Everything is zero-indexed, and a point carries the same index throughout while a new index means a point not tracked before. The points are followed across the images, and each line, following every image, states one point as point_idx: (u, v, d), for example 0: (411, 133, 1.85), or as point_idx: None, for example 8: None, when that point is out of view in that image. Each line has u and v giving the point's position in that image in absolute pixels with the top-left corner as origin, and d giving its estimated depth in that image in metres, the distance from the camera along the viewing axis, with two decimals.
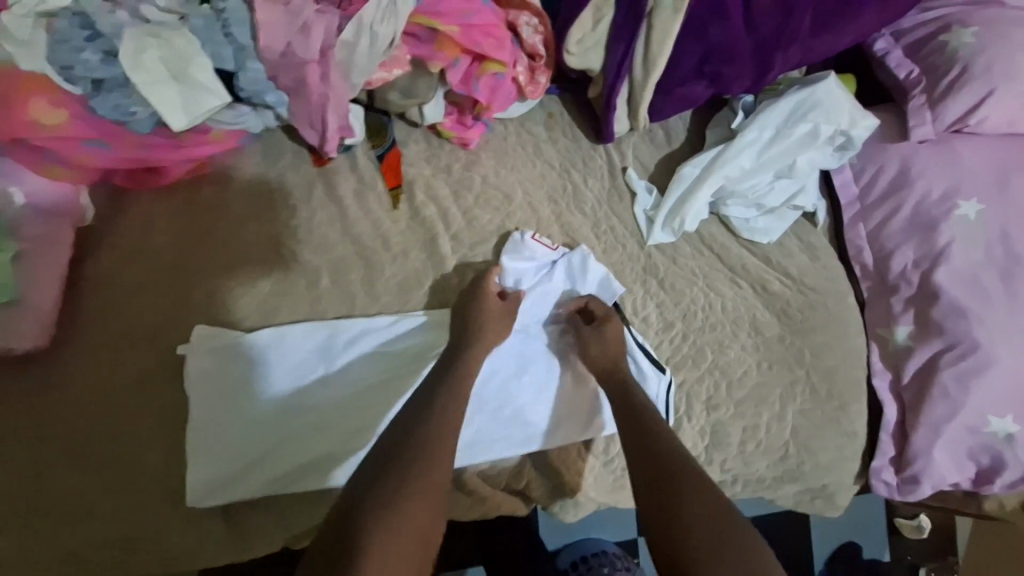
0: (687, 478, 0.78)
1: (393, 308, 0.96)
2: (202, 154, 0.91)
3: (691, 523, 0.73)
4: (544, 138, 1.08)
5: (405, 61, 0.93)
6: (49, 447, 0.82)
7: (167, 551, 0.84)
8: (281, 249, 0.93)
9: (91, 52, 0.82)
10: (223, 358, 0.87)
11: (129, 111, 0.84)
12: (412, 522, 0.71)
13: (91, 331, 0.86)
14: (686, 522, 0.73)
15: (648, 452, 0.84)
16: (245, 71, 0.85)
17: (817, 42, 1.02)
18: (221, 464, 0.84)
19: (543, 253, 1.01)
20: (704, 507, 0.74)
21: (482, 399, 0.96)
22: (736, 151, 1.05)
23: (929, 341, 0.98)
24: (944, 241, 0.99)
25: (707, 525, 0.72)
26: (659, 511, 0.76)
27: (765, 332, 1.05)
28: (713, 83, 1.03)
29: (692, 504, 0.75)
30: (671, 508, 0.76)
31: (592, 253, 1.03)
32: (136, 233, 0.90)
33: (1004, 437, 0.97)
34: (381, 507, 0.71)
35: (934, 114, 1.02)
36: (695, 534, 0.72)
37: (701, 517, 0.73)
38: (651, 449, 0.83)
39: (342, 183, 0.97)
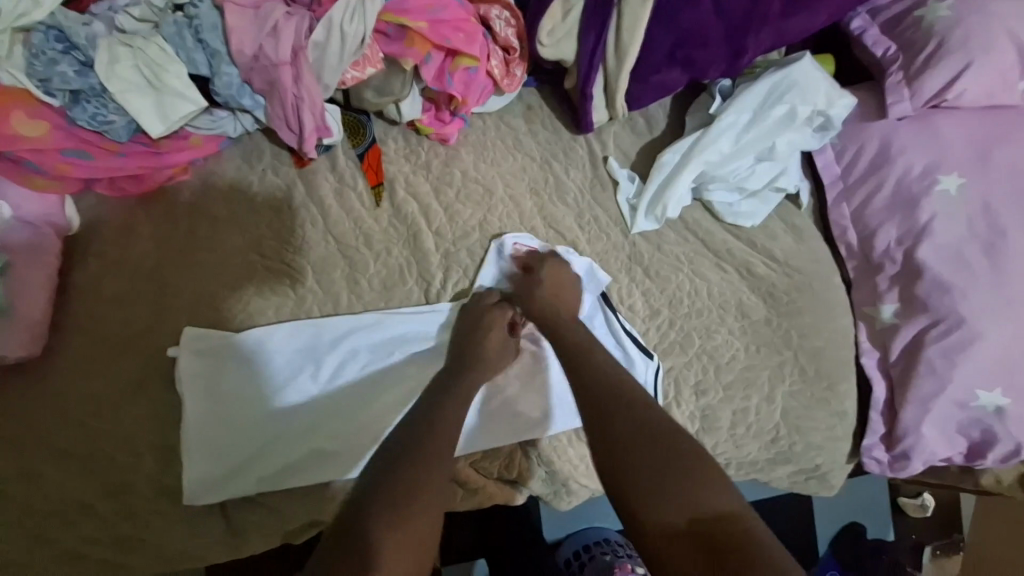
0: (630, 412, 0.79)
1: (379, 305, 0.97)
2: (182, 159, 0.92)
3: (635, 460, 0.74)
4: (524, 131, 1.08)
5: (377, 59, 0.93)
6: (45, 453, 0.83)
7: (165, 550, 0.86)
8: (266, 251, 0.94)
9: (67, 65, 0.83)
10: (212, 360, 0.88)
11: (108, 120, 0.85)
12: (415, 515, 0.74)
13: (81, 339, 0.87)
14: (630, 458, 0.75)
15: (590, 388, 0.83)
16: (220, 76, 0.86)
17: (790, 23, 1.02)
18: (214, 463, 0.86)
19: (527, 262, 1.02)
20: (648, 442, 0.76)
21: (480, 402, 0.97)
22: (715, 135, 1.05)
23: (915, 318, 0.97)
24: (926, 217, 0.98)
25: (650, 459, 0.74)
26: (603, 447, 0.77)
27: (751, 315, 1.05)
28: (688, 68, 1.03)
29: (634, 437, 0.76)
30: (613, 444, 0.76)
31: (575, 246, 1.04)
32: (122, 241, 0.91)
33: (995, 411, 0.96)
34: (389, 512, 0.74)
35: (912, 90, 1.02)
36: (638, 468, 0.74)
37: (645, 452, 0.75)
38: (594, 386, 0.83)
39: (324, 183, 0.98)
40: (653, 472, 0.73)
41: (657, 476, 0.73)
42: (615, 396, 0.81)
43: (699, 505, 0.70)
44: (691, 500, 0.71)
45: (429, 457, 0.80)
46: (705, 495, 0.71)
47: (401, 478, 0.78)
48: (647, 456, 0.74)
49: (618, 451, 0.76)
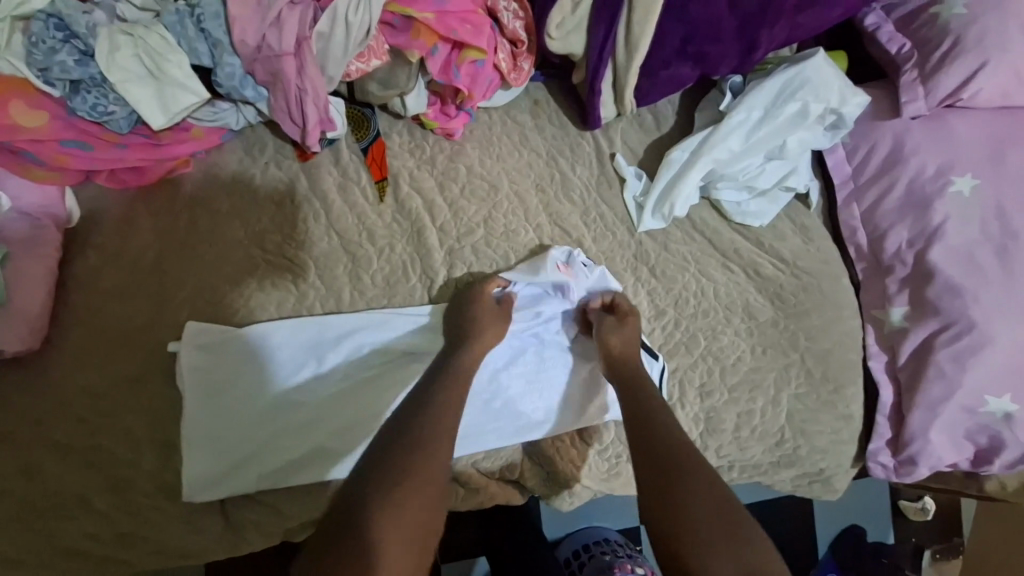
0: (691, 464, 0.79)
1: (381, 302, 0.95)
2: (183, 152, 0.91)
3: (697, 513, 0.74)
4: (530, 126, 1.07)
5: (382, 51, 0.91)
6: (44, 447, 0.82)
7: (163, 545, 0.85)
8: (268, 246, 0.93)
9: (67, 53, 0.80)
10: (214, 355, 0.87)
11: (108, 110, 0.83)
12: (414, 498, 0.74)
13: (81, 333, 0.86)
14: (690, 510, 0.74)
15: (648, 434, 0.83)
16: (222, 67, 0.84)
17: (804, 18, 1.00)
18: (216, 459, 0.85)
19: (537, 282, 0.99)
20: (710, 497, 0.75)
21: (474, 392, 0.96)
22: (725, 133, 1.03)
23: (925, 322, 0.96)
24: (939, 219, 0.97)
25: (711, 512, 0.73)
26: (661, 496, 0.76)
27: (758, 317, 1.04)
28: (699, 63, 1.01)
29: (693, 498, 0.75)
30: (674, 495, 0.76)
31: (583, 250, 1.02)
32: (122, 233, 0.90)
33: (1003, 417, 0.95)
34: (384, 496, 0.73)
35: (926, 89, 1.00)
36: (700, 522, 0.73)
37: (706, 506, 0.74)
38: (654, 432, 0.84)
39: (327, 177, 0.97)
40: (715, 528, 0.72)
41: (720, 532, 0.72)
42: (676, 445, 0.82)
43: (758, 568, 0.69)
44: (750, 562, 0.69)
45: (428, 449, 0.79)
46: (764, 558, 0.70)
47: (397, 463, 0.77)
48: (708, 510, 0.74)
49: (677, 502, 0.75)
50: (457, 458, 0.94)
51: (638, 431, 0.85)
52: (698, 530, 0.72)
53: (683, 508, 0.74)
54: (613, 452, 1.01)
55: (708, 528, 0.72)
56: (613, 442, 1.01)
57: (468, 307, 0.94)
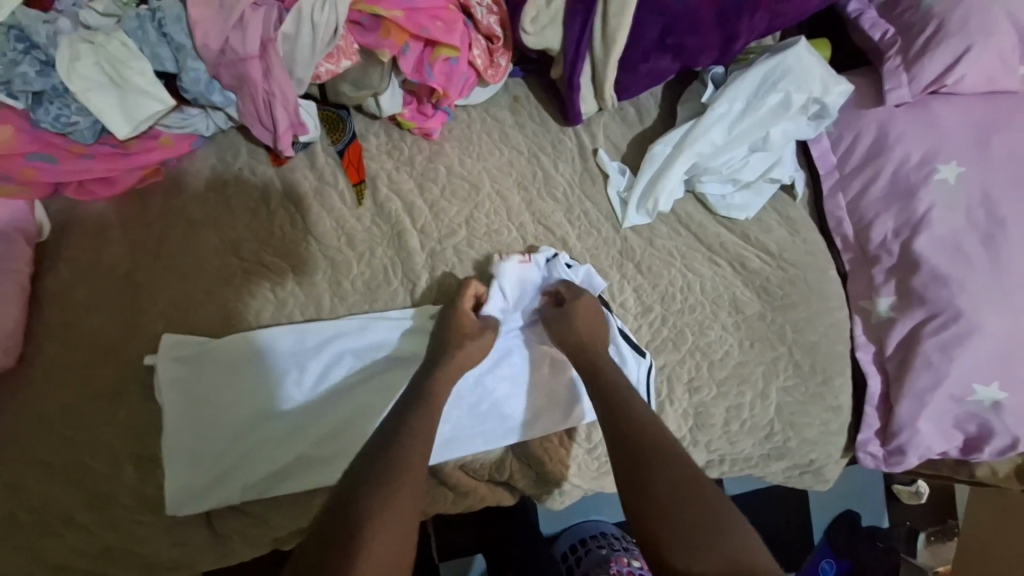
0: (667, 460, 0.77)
1: (362, 308, 0.94)
2: (153, 160, 0.89)
3: (675, 512, 0.72)
4: (510, 123, 1.05)
5: (352, 51, 0.89)
6: (23, 465, 0.81)
7: (147, 559, 0.84)
8: (244, 254, 0.91)
9: (28, 65, 0.77)
10: (193, 366, 0.86)
11: (71, 121, 0.80)
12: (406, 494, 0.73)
13: (55, 349, 0.85)
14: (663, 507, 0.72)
15: (624, 427, 0.82)
16: (186, 72, 0.81)
17: (784, 6, 0.98)
18: (197, 472, 0.84)
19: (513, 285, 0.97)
20: (687, 493, 0.74)
21: (460, 397, 0.94)
22: (708, 125, 1.01)
23: (912, 312, 0.95)
24: (924, 207, 0.96)
25: (693, 514, 0.71)
26: (637, 492, 0.75)
27: (745, 311, 1.03)
28: (679, 55, 0.99)
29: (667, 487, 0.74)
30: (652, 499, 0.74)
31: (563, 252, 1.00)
32: (94, 246, 0.88)
33: (991, 405, 0.95)
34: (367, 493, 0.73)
35: (910, 75, 0.98)
36: (681, 527, 0.71)
37: (683, 505, 0.72)
38: (629, 434, 0.81)
39: (303, 182, 0.95)
40: (693, 529, 0.70)
41: (699, 535, 0.70)
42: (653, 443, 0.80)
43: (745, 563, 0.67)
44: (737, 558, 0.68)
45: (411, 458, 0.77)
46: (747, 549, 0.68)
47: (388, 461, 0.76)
48: (685, 505, 0.72)
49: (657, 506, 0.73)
50: (443, 462, 0.93)
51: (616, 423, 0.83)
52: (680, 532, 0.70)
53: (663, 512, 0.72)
54: (602, 451, 1.01)
55: (690, 528, 0.70)
56: (601, 440, 1.00)
57: (447, 311, 0.92)
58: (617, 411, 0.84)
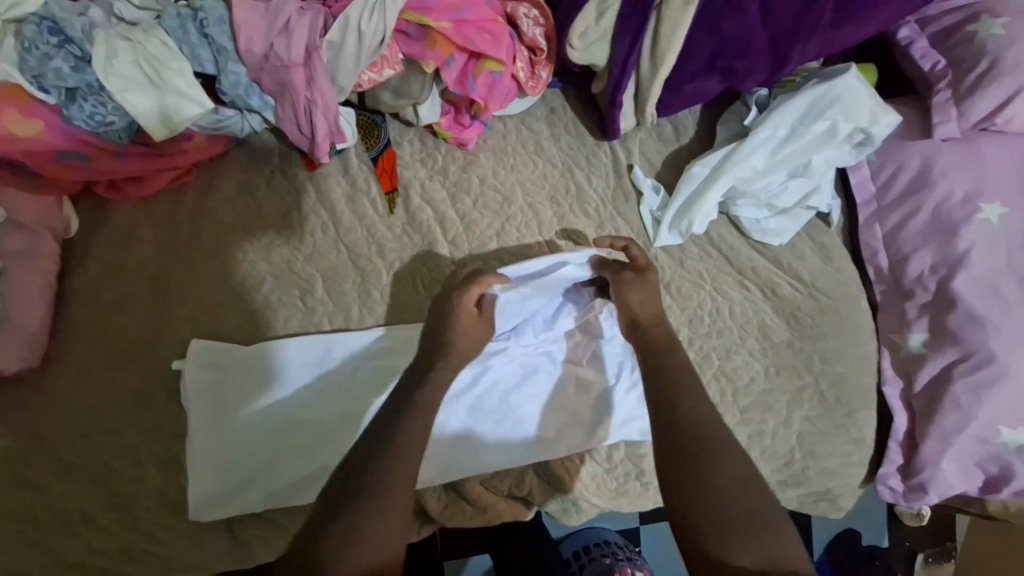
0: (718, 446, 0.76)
1: (390, 318, 0.93)
2: (183, 162, 0.87)
3: (711, 495, 0.72)
4: (546, 135, 1.03)
5: (396, 60, 0.87)
6: (44, 464, 0.80)
7: (169, 562, 0.83)
8: (273, 258, 0.90)
9: (62, 60, 0.75)
10: (219, 374, 0.85)
11: (106, 120, 0.78)
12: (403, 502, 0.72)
13: (80, 350, 0.83)
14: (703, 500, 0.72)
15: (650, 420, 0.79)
16: (226, 75, 0.79)
17: (837, 34, 0.96)
18: (221, 478, 0.83)
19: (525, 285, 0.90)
20: (731, 480, 0.73)
21: (479, 407, 0.94)
22: (749, 150, 0.99)
23: (943, 350, 0.94)
24: (964, 246, 0.95)
25: (726, 498, 0.72)
26: (678, 480, 0.74)
27: (773, 338, 1.02)
28: (726, 78, 0.97)
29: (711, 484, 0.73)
30: (687, 481, 0.73)
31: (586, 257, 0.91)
32: (123, 244, 0.87)
33: (1015, 448, 0.95)
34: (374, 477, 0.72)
35: (960, 110, 0.97)
36: (712, 507, 0.72)
37: (721, 492, 0.72)
38: (678, 420, 0.78)
39: (334, 188, 0.93)
40: (730, 517, 0.71)
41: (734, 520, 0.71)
42: (699, 428, 0.77)
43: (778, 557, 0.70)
44: (772, 551, 0.70)
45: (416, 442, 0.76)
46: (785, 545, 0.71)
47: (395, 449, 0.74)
48: (721, 499, 0.72)
49: (693, 484, 0.73)
50: (464, 478, 0.93)
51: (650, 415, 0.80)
52: (718, 515, 0.71)
53: (698, 491, 0.73)
54: (622, 471, 1.00)
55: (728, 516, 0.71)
56: (622, 461, 1.00)
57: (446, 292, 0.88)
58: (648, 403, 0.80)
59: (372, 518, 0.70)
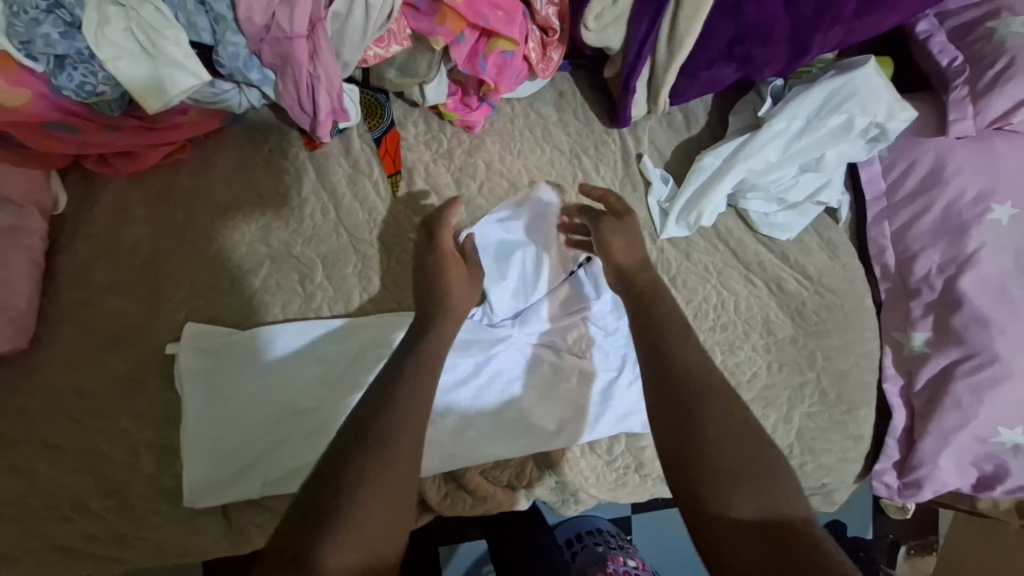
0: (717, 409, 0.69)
1: (392, 305, 0.90)
2: (178, 138, 0.84)
3: (715, 442, 0.67)
4: (554, 120, 1.00)
5: (404, 36, 0.84)
6: (32, 448, 0.77)
7: (162, 548, 0.82)
8: (271, 240, 0.87)
9: (51, 25, 0.70)
10: (214, 359, 0.82)
11: (97, 91, 0.73)
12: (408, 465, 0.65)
13: (67, 331, 0.80)
14: (707, 450, 0.66)
15: (668, 368, 0.72)
16: (225, 45, 0.75)
17: (859, 25, 0.93)
18: (217, 466, 0.81)
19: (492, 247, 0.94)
20: (727, 433, 0.68)
21: (482, 396, 0.93)
22: (763, 142, 0.97)
23: (947, 350, 0.95)
24: (974, 246, 0.94)
25: (729, 445, 0.67)
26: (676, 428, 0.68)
27: (777, 333, 1.01)
28: (743, 66, 0.95)
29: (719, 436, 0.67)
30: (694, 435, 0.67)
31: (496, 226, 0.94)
32: (115, 222, 0.84)
33: (1010, 447, 0.96)
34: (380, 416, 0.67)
35: (977, 109, 0.95)
36: (717, 458, 0.66)
37: (723, 442, 0.67)
38: (671, 361, 0.73)
39: (335, 170, 0.90)
40: (725, 447, 0.67)
41: (743, 475, 0.65)
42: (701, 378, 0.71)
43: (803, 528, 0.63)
44: (771, 503, 0.64)
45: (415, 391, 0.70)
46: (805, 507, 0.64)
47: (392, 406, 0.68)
48: (723, 446, 0.67)
49: (694, 433, 0.67)
50: (464, 467, 0.92)
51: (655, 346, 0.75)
52: (717, 462, 0.66)
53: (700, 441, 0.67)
54: (621, 463, 1.00)
55: (728, 454, 0.66)
56: (622, 453, 0.99)
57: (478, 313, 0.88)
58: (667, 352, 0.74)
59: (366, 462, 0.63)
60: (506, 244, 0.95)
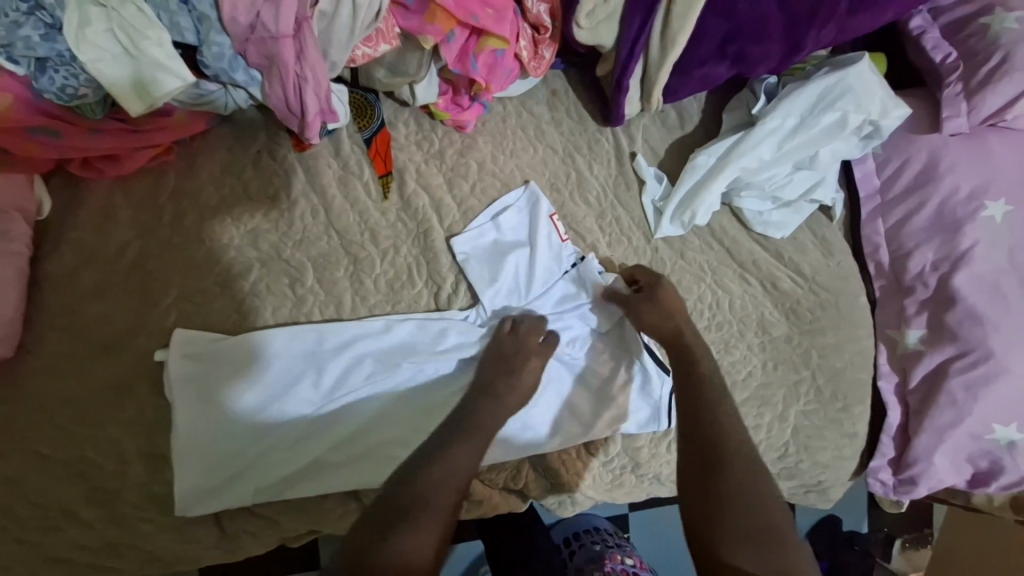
0: (743, 474, 0.76)
1: (385, 308, 0.89)
2: (163, 140, 0.82)
3: (736, 500, 0.74)
4: (547, 119, 0.99)
5: (393, 35, 0.83)
6: (18, 456, 0.75)
7: (154, 556, 0.80)
8: (261, 244, 0.85)
9: (31, 27, 0.68)
10: (204, 365, 0.81)
11: (79, 94, 0.72)
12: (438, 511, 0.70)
13: (53, 340, 0.79)
14: (729, 506, 0.73)
15: (696, 424, 0.81)
16: (209, 46, 0.74)
17: (853, 21, 0.93)
18: (208, 473, 0.80)
19: (483, 249, 0.92)
20: (750, 494, 0.74)
21: None
22: (757, 140, 0.97)
23: (941, 347, 0.95)
24: (968, 243, 0.94)
25: (749, 505, 0.73)
26: (699, 484, 0.76)
27: (773, 332, 1.00)
28: (737, 64, 0.94)
29: (742, 496, 0.74)
30: (718, 494, 0.74)
31: (487, 228, 0.93)
32: (100, 226, 0.82)
33: (1006, 444, 0.96)
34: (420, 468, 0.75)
35: (970, 105, 0.95)
36: (738, 517, 0.72)
37: (745, 502, 0.73)
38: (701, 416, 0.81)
39: (325, 171, 0.89)
40: (746, 505, 0.73)
41: (759, 538, 0.71)
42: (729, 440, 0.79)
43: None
44: (783, 565, 0.70)
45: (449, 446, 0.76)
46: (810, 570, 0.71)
47: None
48: (745, 508, 0.73)
49: (717, 490, 0.75)
50: None
51: (690, 407, 0.83)
52: (736, 521, 0.72)
53: (722, 498, 0.74)
54: (617, 463, 0.99)
55: (748, 515, 0.72)
56: (619, 453, 0.99)
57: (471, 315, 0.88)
58: (699, 407, 0.82)
59: (398, 539, 0.68)
60: (501, 244, 0.94)
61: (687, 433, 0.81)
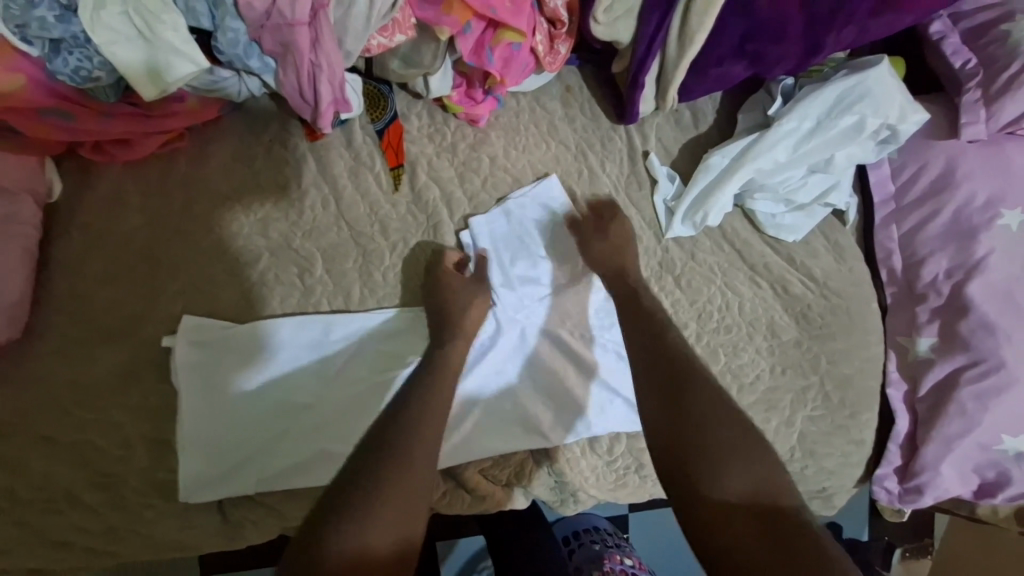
0: (708, 394, 0.75)
1: (392, 300, 0.89)
2: (175, 126, 0.82)
3: (700, 414, 0.73)
4: (560, 115, 0.98)
5: (408, 25, 0.81)
6: (23, 438, 0.76)
7: (155, 543, 0.80)
8: (270, 232, 0.85)
9: (47, 7, 0.68)
10: (212, 353, 0.81)
11: (92, 76, 0.71)
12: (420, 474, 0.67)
13: (60, 322, 0.79)
14: (693, 422, 0.73)
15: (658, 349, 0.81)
16: (224, 32, 0.73)
17: (874, 23, 0.91)
18: (211, 460, 0.80)
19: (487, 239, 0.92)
20: (714, 408, 0.74)
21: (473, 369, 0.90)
22: (772, 142, 0.96)
23: (952, 355, 0.94)
24: (982, 252, 0.93)
25: (713, 419, 0.73)
26: (662, 404, 0.76)
27: (781, 336, 1.00)
28: (754, 63, 0.93)
29: (706, 411, 0.73)
30: (680, 412, 0.74)
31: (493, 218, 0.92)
32: (111, 211, 0.82)
33: (1013, 455, 0.95)
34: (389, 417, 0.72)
35: (989, 112, 0.94)
36: (703, 430, 0.72)
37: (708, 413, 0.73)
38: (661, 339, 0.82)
39: (337, 161, 0.89)
40: (710, 419, 0.73)
41: (728, 451, 0.70)
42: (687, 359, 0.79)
43: (770, 486, 0.69)
44: (756, 475, 0.69)
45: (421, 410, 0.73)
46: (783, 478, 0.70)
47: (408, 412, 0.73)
48: (709, 422, 0.73)
49: (680, 408, 0.74)
50: (463, 466, 0.90)
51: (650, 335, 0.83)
52: (702, 435, 0.72)
53: (685, 416, 0.74)
54: (621, 464, 0.98)
55: (713, 430, 0.72)
56: (623, 454, 0.98)
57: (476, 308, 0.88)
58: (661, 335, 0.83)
59: (369, 485, 0.65)
60: (510, 238, 0.93)
61: (647, 359, 0.80)
